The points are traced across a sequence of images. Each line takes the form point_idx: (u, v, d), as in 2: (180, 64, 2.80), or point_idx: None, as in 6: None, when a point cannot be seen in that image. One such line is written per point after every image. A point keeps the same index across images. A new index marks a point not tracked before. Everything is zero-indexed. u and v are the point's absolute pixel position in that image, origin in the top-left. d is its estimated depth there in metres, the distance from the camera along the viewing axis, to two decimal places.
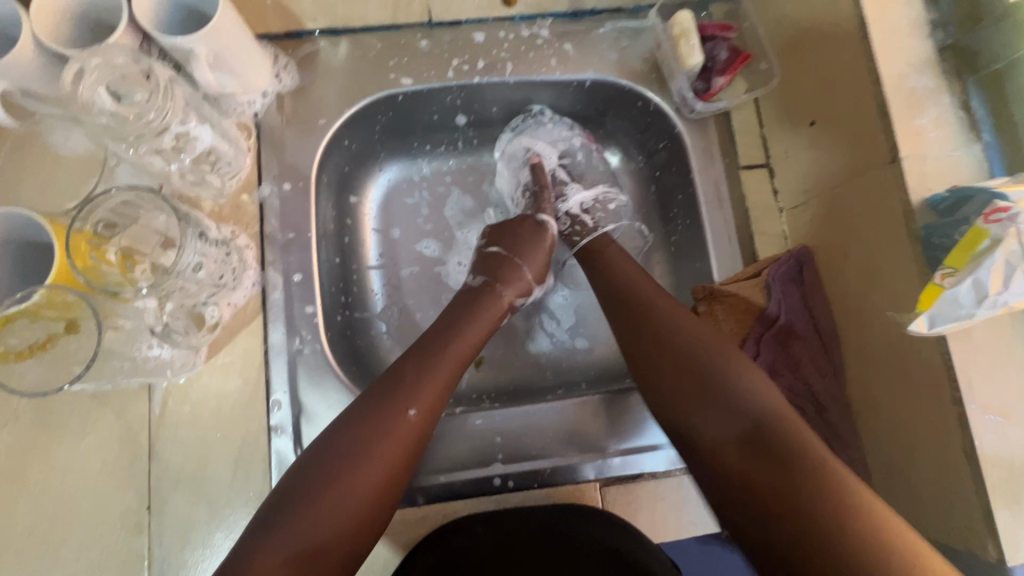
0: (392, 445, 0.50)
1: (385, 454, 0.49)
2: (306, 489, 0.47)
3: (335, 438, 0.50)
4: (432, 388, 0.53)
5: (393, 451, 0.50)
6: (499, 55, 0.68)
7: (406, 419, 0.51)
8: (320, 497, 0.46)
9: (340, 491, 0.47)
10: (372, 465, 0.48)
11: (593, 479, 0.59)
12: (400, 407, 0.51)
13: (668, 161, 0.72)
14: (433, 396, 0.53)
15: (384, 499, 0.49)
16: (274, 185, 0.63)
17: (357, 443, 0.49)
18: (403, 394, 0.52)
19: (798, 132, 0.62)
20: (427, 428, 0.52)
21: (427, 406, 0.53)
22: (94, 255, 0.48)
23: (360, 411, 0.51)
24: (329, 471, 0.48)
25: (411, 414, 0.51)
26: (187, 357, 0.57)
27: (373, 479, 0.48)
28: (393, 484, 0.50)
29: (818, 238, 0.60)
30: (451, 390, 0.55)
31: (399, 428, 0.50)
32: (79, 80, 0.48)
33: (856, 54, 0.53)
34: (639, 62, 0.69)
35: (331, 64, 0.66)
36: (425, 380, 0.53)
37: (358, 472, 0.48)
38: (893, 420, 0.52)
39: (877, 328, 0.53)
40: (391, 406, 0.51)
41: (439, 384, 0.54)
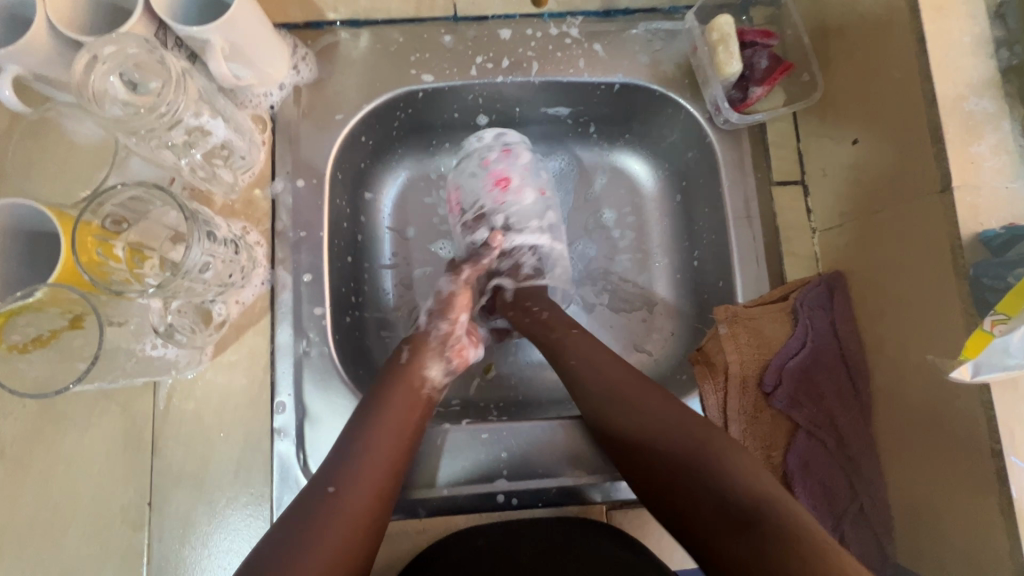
0: (328, 541, 0.43)
1: (318, 547, 0.43)
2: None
3: (262, 549, 0.43)
4: (357, 464, 0.48)
5: (330, 541, 0.43)
6: (525, 54, 0.65)
7: (330, 503, 0.45)
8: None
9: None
10: (303, 560, 0.42)
11: (599, 502, 0.58)
12: (317, 492, 0.46)
13: (696, 171, 0.68)
14: (364, 474, 0.48)
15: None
16: (288, 181, 0.61)
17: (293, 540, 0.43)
18: (324, 471, 0.48)
19: (838, 150, 0.58)
20: (365, 508, 0.46)
21: (354, 485, 0.47)
22: (101, 251, 0.47)
23: (290, 512, 0.45)
24: (264, 574, 0.41)
25: (334, 493, 0.46)
26: (193, 354, 0.57)
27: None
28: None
29: (852, 264, 0.57)
30: (390, 466, 0.50)
31: (330, 514, 0.45)
32: (91, 69, 0.46)
33: (911, 70, 0.49)
34: (671, 66, 0.65)
35: (351, 57, 0.64)
36: (347, 455, 0.49)
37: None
38: (923, 462, 0.50)
39: (911, 366, 0.50)
40: (309, 494, 0.46)
41: (372, 467, 0.48)
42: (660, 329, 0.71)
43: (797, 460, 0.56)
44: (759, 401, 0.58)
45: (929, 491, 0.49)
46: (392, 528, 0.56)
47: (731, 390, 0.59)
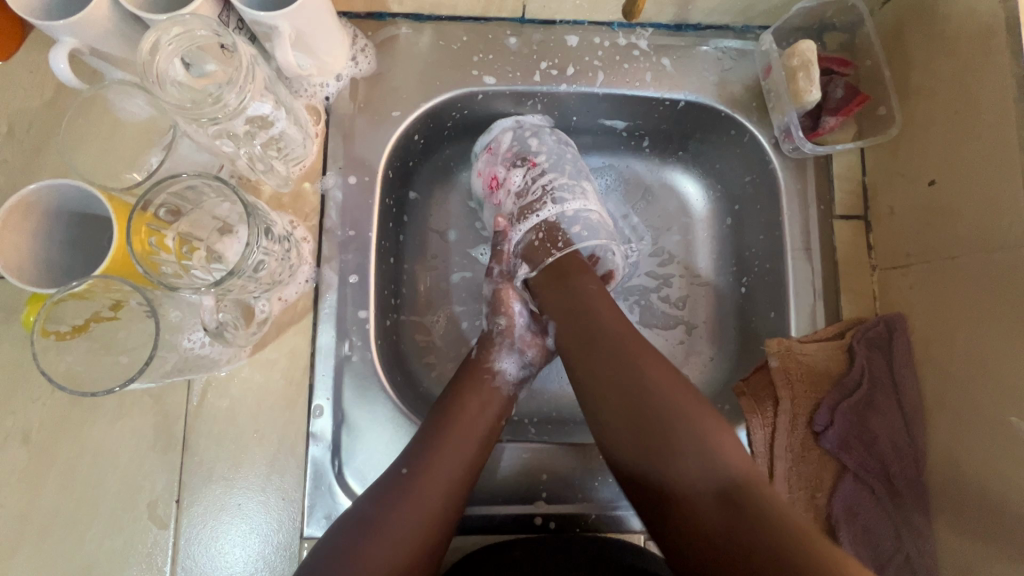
0: (398, 528, 0.46)
1: (388, 527, 0.46)
2: (320, 561, 0.45)
3: (345, 520, 0.47)
4: (431, 450, 0.50)
5: (398, 527, 0.46)
6: (591, 63, 0.63)
7: (401, 486, 0.48)
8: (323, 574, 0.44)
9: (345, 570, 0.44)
10: (376, 536, 0.45)
11: (638, 531, 0.56)
12: (393, 473, 0.49)
13: (754, 197, 0.66)
14: (435, 465, 0.49)
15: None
16: (339, 176, 0.59)
17: (368, 516, 0.47)
18: (402, 454, 0.50)
19: (911, 189, 0.57)
20: (432, 500, 0.48)
21: (425, 474, 0.49)
22: (153, 240, 0.45)
23: (375, 483, 0.49)
24: (343, 541, 0.45)
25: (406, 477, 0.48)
26: (232, 351, 0.55)
27: (377, 563, 0.44)
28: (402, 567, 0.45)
29: (916, 307, 0.56)
30: (464, 453, 0.51)
31: (400, 496, 0.47)
32: (157, 51, 0.44)
33: (1007, 118, 0.47)
34: (739, 88, 0.63)
35: (412, 52, 0.62)
36: (424, 439, 0.51)
37: (363, 551, 0.44)
38: (984, 521, 0.49)
39: (985, 420, 0.48)
40: (387, 475, 0.49)
41: (442, 456, 0.50)
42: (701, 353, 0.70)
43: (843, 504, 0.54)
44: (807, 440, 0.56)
45: (987, 549, 0.48)
46: None
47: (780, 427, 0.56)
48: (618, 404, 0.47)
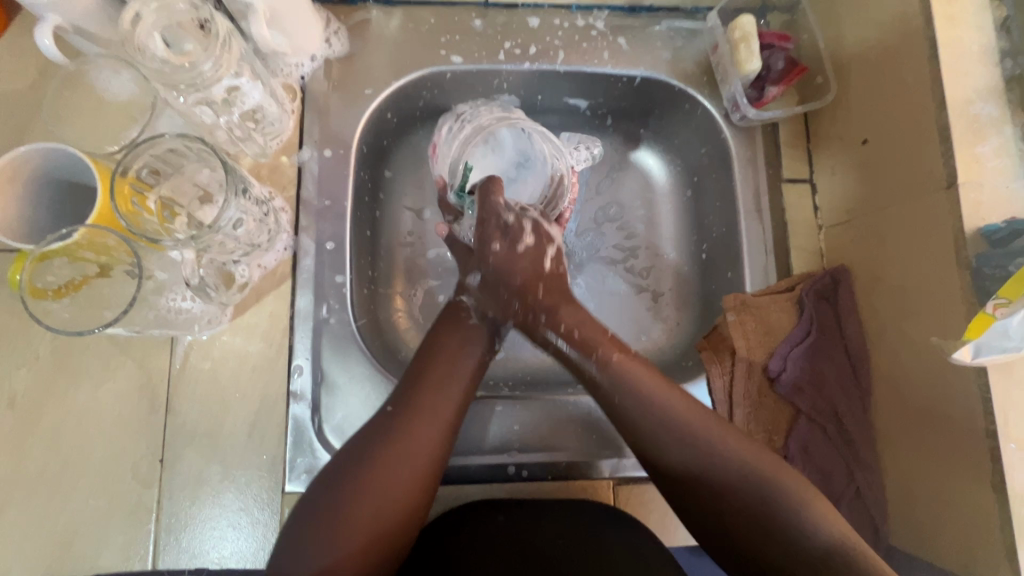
0: (390, 462, 0.48)
1: (379, 462, 0.48)
2: (317, 497, 0.47)
3: (340, 458, 0.49)
4: (419, 389, 0.52)
5: (390, 459, 0.48)
6: (552, 42, 0.67)
7: (387, 422, 0.50)
8: (322, 506, 0.46)
9: (342, 503, 0.46)
10: (368, 472, 0.47)
11: (606, 477, 0.59)
12: (379, 413, 0.51)
13: (709, 166, 0.71)
14: (420, 402, 0.51)
15: (394, 510, 0.46)
16: (315, 150, 0.62)
17: (363, 454, 0.48)
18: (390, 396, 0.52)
19: (849, 150, 0.61)
20: (421, 433, 0.49)
21: (411, 409, 0.50)
22: (136, 200, 0.48)
23: (365, 426, 0.51)
24: (337, 479, 0.47)
25: (391, 415, 0.50)
26: (213, 313, 0.57)
27: (374, 493, 0.46)
28: (398, 496, 0.47)
29: (857, 258, 0.60)
30: (450, 386, 0.53)
31: (388, 431, 0.49)
32: (138, 24, 0.47)
33: (922, 75, 0.52)
34: (691, 63, 0.68)
35: (383, 35, 0.65)
36: (410, 380, 0.53)
37: (359, 482, 0.47)
38: (921, 450, 0.52)
39: (917, 352, 0.52)
40: (374, 417, 0.51)
41: (427, 392, 0.52)
42: (667, 317, 0.73)
43: (798, 445, 0.58)
44: (763, 386, 0.60)
45: (926, 474, 0.52)
46: None
47: (738, 374, 0.60)
48: (680, 444, 0.49)
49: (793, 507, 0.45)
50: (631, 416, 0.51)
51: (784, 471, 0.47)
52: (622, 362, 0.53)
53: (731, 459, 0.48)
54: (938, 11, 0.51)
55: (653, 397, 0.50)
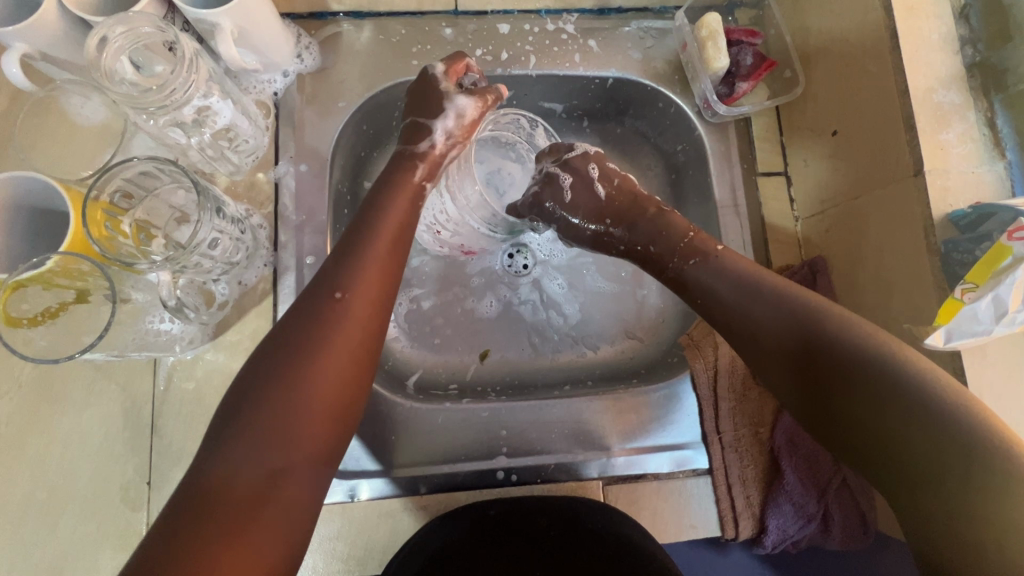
0: (323, 368, 0.41)
1: (319, 362, 0.41)
2: (240, 395, 0.40)
3: (273, 342, 0.42)
4: (366, 270, 0.46)
5: (340, 344, 0.42)
6: (523, 48, 0.68)
7: (332, 307, 0.43)
8: (267, 393, 0.39)
9: (292, 391, 0.40)
10: (305, 368, 0.41)
11: (595, 478, 0.60)
12: (324, 296, 0.44)
13: (686, 163, 0.71)
14: (371, 281, 0.46)
15: (346, 396, 0.42)
16: (290, 165, 0.62)
17: (296, 339, 0.42)
18: (331, 275, 0.45)
19: (820, 142, 0.62)
20: (371, 314, 0.45)
21: (362, 293, 0.45)
22: (109, 225, 0.48)
23: (292, 309, 0.44)
24: (268, 370, 0.40)
25: (341, 299, 0.44)
26: (195, 333, 0.57)
27: (325, 375, 0.41)
28: (347, 385, 0.42)
29: (833, 248, 0.60)
30: (391, 284, 0.47)
31: (333, 316, 0.43)
32: (104, 48, 0.47)
33: (885, 65, 0.52)
34: (662, 63, 0.68)
35: (354, 48, 0.66)
36: (354, 263, 0.46)
37: (293, 370, 0.40)
38: None
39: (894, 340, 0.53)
40: (313, 297, 0.44)
41: (369, 280, 0.45)
42: (653, 314, 0.73)
43: (784, 436, 0.59)
44: (747, 378, 0.61)
45: None
46: (394, 505, 0.57)
47: (721, 368, 0.61)
48: (789, 333, 0.46)
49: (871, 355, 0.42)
50: (739, 312, 0.49)
51: (840, 316, 0.44)
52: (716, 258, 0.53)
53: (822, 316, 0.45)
54: (896, 2, 0.52)
55: (751, 282, 0.50)
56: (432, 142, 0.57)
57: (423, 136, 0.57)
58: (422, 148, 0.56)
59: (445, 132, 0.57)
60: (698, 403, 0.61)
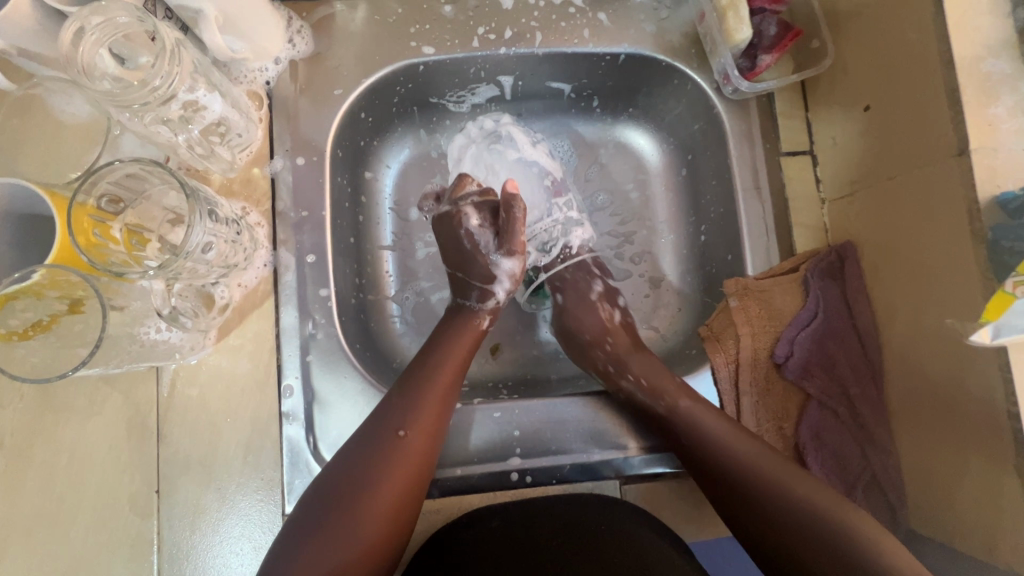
0: (377, 501, 0.48)
1: (377, 498, 0.48)
2: (309, 520, 0.48)
3: (338, 469, 0.50)
4: (425, 411, 0.53)
5: (394, 481, 0.49)
6: (529, 24, 0.63)
7: (395, 444, 0.50)
8: (329, 518, 0.47)
9: (350, 518, 0.48)
10: (365, 501, 0.48)
11: (613, 478, 0.58)
12: (388, 433, 0.51)
13: (703, 144, 0.67)
14: (428, 420, 0.52)
15: (397, 520, 0.49)
16: (287, 159, 0.59)
17: (359, 472, 0.49)
18: (397, 413, 0.52)
19: (850, 118, 0.57)
20: (426, 451, 0.51)
21: (418, 433, 0.52)
22: (98, 231, 0.45)
23: (358, 439, 0.51)
24: (330, 504, 0.48)
25: (403, 438, 0.51)
26: (195, 339, 0.55)
27: (379, 505, 0.48)
28: (397, 517, 0.49)
29: (863, 232, 0.57)
30: (447, 419, 0.54)
31: (395, 454, 0.50)
32: (80, 40, 0.44)
33: (927, 32, 0.48)
34: (678, 35, 0.64)
35: (349, 30, 0.62)
36: (418, 402, 0.53)
37: (355, 503, 0.48)
38: (936, 436, 0.50)
39: (929, 332, 0.50)
40: (379, 434, 0.51)
41: (429, 420, 0.52)
42: (669, 305, 0.70)
43: (809, 432, 0.56)
44: (770, 372, 0.58)
45: (939, 458, 0.50)
46: None
47: (743, 362, 0.58)
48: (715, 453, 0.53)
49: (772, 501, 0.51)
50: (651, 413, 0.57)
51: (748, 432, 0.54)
52: (644, 368, 0.59)
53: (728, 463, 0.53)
54: None
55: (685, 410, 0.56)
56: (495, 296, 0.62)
57: (486, 294, 0.62)
58: (489, 306, 0.62)
59: (504, 291, 0.62)
60: (718, 397, 0.59)
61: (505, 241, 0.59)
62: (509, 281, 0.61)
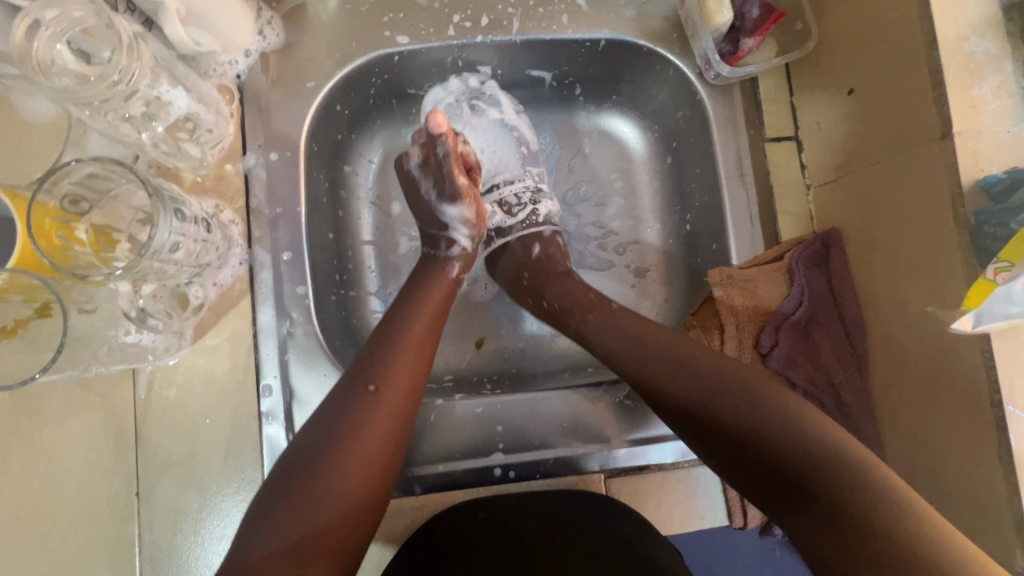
0: (352, 459, 0.45)
1: (354, 453, 0.45)
2: (282, 482, 0.44)
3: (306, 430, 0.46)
4: (399, 365, 0.50)
5: (370, 435, 0.46)
6: (505, 11, 0.62)
7: (367, 398, 0.47)
8: (300, 480, 0.43)
9: (324, 478, 0.44)
10: (341, 457, 0.45)
11: (596, 471, 0.57)
12: (359, 388, 0.48)
13: (686, 131, 0.66)
14: (402, 374, 0.50)
15: (376, 477, 0.46)
16: (260, 154, 0.58)
17: (332, 430, 0.46)
18: (368, 369, 0.49)
19: (835, 102, 0.56)
20: (402, 405, 0.49)
21: (394, 385, 0.49)
22: (61, 234, 0.44)
23: (330, 400, 0.48)
24: (301, 465, 0.44)
25: (375, 393, 0.48)
26: (170, 340, 0.55)
27: (358, 459, 0.45)
28: (376, 475, 0.46)
29: (848, 219, 0.56)
30: (423, 373, 0.52)
31: (369, 410, 0.47)
32: (34, 36, 0.42)
33: (909, 13, 0.46)
34: (659, 20, 0.62)
35: (320, 20, 0.60)
36: (391, 357, 0.50)
37: (328, 462, 0.44)
38: (920, 424, 0.49)
39: (912, 320, 0.49)
40: (350, 390, 0.48)
41: (404, 373, 0.50)
42: (654, 295, 0.69)
43: None
44: (754, 362, 0.58)
45: (923, 445, 0.49)
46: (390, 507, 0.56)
47: (727, 352, 0.58)
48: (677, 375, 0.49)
49: (787, 417, 0.44)
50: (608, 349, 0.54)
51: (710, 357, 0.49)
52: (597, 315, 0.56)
53: (747, 397, 0.46)
54: None
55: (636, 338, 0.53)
56: (460, 242, 0.61)
57: (447, 242, 0.60)
58: (456, 254, 0.60)
59: (468, 237, 0.60)
60: None
61: (443, 187, 0.56)
62: (468, 226, 0.59)
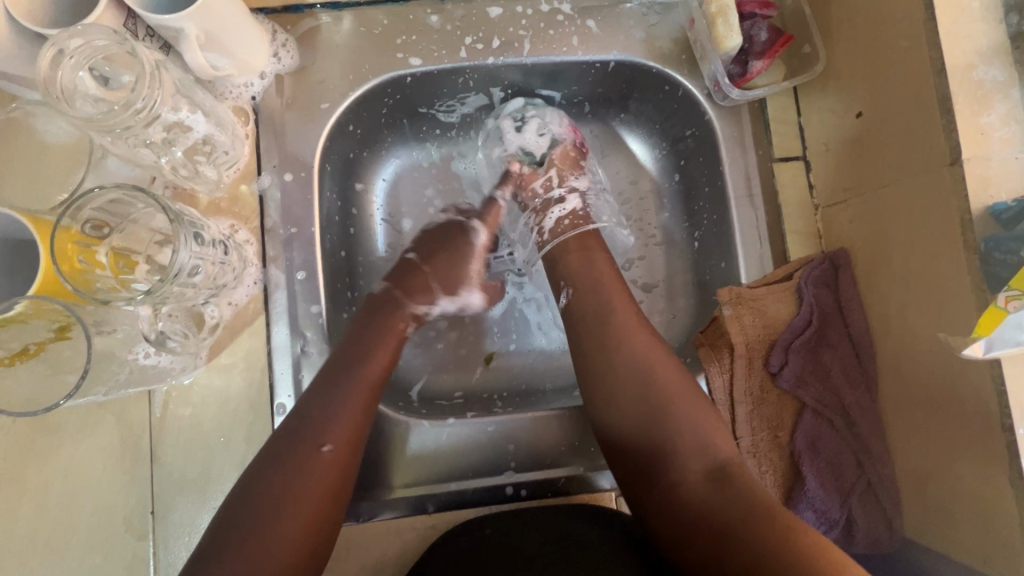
0: (290, 520, 0.44)
1: (298, 509, 0.44)
2: (219, 541, 0.43)
3: (246, 482, 0.45)
4: (344, 419, 0.49)
5: (309, 494, 0.45)
6: (517, 33, 0.63)
7: (313, 460, 0.46)
8: (242, 542, 0.42)
9: (267, 541, 0.43)
10: (286, 519, 0.44)
11: (608, 489, 0.57)
12: (307, 449, 0.46)
13: (695, 150, 0.66)
14: (347, 430, 0.48)
15: (315, 531, 0.45)
16: (275, 175, 0.59)
17: (271, 492, 0.44)
18: (314, 427, 0.47)
19: (843, 123, 0.57)
20: (348, 460, 0.48)
21: (341, 442, 0.48)
22: (83, 258, 0.45)
23: (267, 454, 0.47)
24: (244, 525, 0.43)
25: (326, 453, 0.47)
26: (186, 360, 0.55)
27: (292, 521, 0.44)
28: (314, 532, 0.45)
29: (857, 240, 0.56)
30: (367, 422, 0.50)
31: (312, 469, 0.46)
32: (58, 64, 0.43)
33: (917, 40, 0.47)
34: (668, 41, 0.63)
35: (334, 42, 0.61)
36: (336, 411, 0.49)
37: (273, 524, 0.43)
38: (931, 446, 0.50)
39: (922, 343, 0.49)
40: (295, 447, 0.46)
41: (347, 427, 0.48)
42: (662, 312, 0.70)
43: (805, 440, 0.56)
44: (765, 381, 0.58)
45: (934, 467, 0.50)
46: (403, 525, 0.56)
47: (738, 372, 0.58)
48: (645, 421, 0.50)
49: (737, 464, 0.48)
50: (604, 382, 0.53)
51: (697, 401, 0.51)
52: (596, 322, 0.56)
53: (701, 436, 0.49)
54: None
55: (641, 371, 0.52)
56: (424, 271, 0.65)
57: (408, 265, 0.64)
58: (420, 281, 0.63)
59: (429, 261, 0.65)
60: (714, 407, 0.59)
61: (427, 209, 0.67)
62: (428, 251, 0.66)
